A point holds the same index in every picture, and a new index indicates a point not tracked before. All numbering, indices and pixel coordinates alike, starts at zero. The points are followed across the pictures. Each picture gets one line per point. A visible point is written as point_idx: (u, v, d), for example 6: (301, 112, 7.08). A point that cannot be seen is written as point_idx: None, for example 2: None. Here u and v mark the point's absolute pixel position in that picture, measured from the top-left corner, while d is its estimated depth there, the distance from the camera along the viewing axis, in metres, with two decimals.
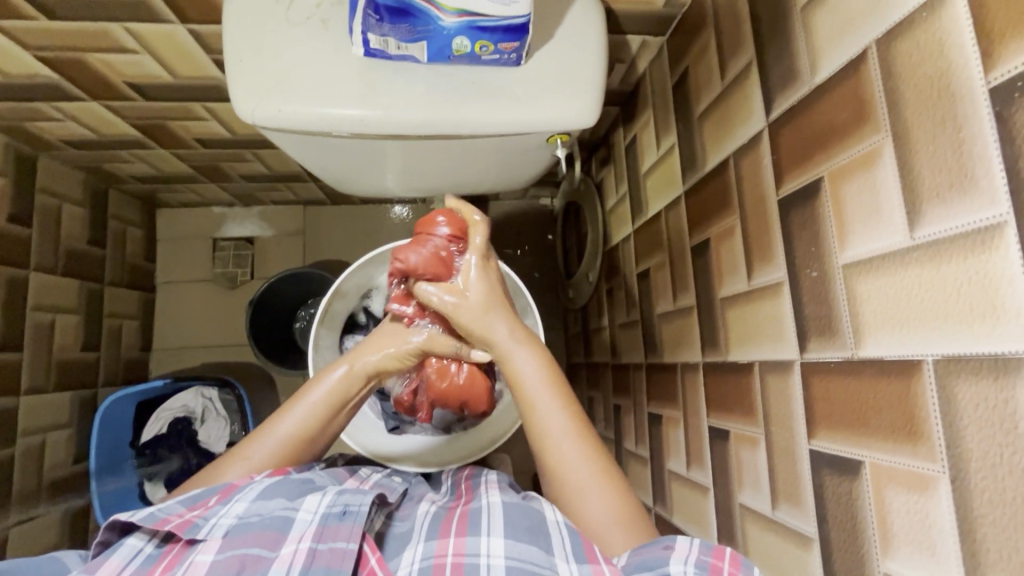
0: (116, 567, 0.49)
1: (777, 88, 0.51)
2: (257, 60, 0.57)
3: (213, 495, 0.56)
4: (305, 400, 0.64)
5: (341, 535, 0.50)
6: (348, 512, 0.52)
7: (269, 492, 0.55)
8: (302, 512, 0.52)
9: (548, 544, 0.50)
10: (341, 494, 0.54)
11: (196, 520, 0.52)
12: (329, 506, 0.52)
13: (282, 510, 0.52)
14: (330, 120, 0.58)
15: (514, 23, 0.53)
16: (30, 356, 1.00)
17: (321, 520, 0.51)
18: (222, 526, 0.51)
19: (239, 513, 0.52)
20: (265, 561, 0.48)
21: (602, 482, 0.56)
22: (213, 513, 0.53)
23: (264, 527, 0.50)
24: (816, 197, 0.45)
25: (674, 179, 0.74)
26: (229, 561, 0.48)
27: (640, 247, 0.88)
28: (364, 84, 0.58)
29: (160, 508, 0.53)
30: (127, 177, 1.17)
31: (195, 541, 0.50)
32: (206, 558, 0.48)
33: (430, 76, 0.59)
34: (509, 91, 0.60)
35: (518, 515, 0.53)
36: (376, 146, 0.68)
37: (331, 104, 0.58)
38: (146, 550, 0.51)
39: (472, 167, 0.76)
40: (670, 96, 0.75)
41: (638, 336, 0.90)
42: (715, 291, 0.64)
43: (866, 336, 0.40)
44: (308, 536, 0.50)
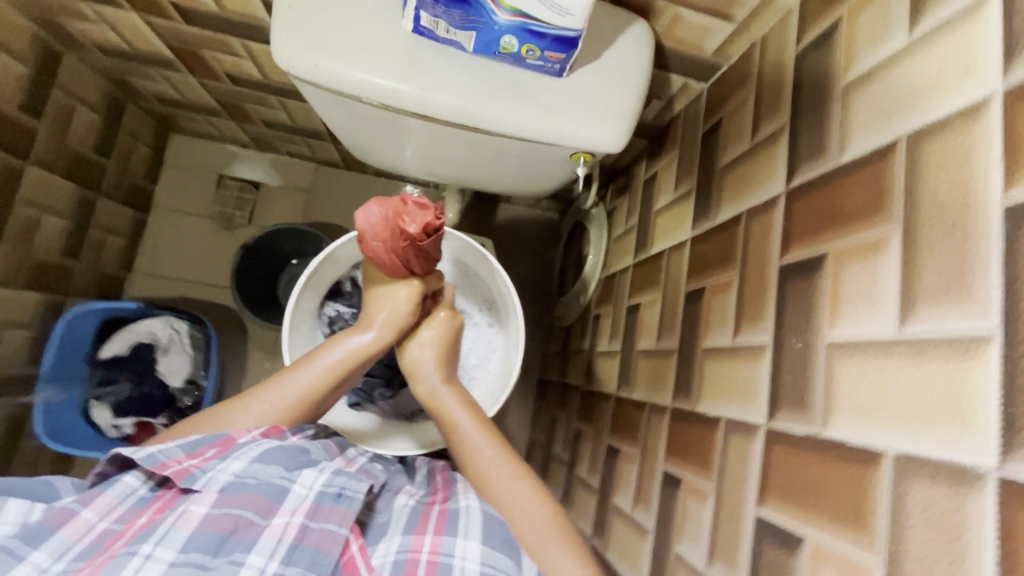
0: (110, 503, 0.50)
1: (802, 158, 0.51)
2: (306, 10, 0.57)
3: (211, 446, 0.56)
4: (313, 362, 0.64)
5: (334, 518, 0.51)
6: (343, 495, 0.53)
7: (267, 456, 0.55)
8: (298, 485, 0.53)
9: (517, 560, 0.52)
10: (337, 475, 0.55)
11: (193, 471, 0.53)
12: (325, 486, 0.53)
13: (278, 479, 0.53)
14: (364, 86, 0.58)
15: (564, 35, 0.53)
16: (8, 248, 0.98)
17: (317, 498, 0.52)
18: (218, 481, 0.51)
19: (235, 472, 0.53)
20: (257, 527, 0.49)
21: (532, 493, 0.58)
22: (210, 466, 0.53)
23: (259, 492, 0.51)
24: (816, 272, 0.46)
25: (684, 223, 0.74)
26: (221, 520, 0.48)
27: (636, 281, 0.89)
28: (405, 59, 0.58)
29: (162, 450, 0.54)
30: (148, 94, 1.15)
31: (188, 491, 0.51)
32: (199, 510, 0.48)
33: (472, 67, 0.59)
34: (545, 101, 0.60)
35: (496, 526, 0.55)
36: (402, 122, 0.68)
37: (369, 70, 0.57)
38: (140, 492, 0.53)
39: (493, 167, 0.77)
40: (698, 143, 0.75)
41: (614, 367, 0.91)
42: (698, 341, 0.64)
43: (834, 417, 0.41)
44: (302, 511, 0.50)
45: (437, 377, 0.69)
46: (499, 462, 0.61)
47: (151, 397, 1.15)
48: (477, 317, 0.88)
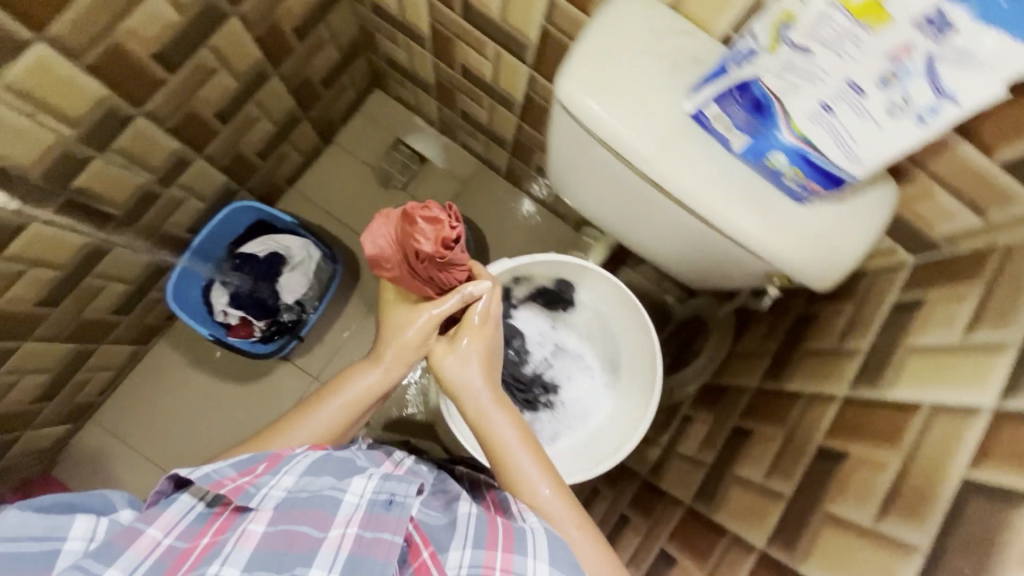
0: (171, 520, 0.61)
1: (1003, 386, 0.59)
2: (611, 69, 0.71)
3: (261, 461, 0.66)
4: (359, 377, 0.78)
5: (387, 526, 0.60)
6: (393, 502, 0.63)
7: (315, 468, 0.66)
8: (349, 494, 0.63)
9: None
10: (385, 482, 0.65)
11: (248, 488, 0.63)
12: (375, 494, 0.64)
13: (328, 490, 0.63)
14: (628, 145, 0.71)
15: (838, 176, 0.65)
16: (226, 133, 1.13)
17: (368, 507, 0.62)
18: (271, 497, 0.62)
19: (285, 487, 0.64)
20: (314, 539, 0.59)
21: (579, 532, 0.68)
22: (262, 483, 0.64)
23: (315, 506, 0.61)
24: (997, 504, 0.54)
25: (840, 380, 0.82)
26: (280, 534, 0.59)
27: (759, 412, 0.97)
28: (667, 137, 0.71)
29: (215, 470, 0.64)
30: (384, 54, 1.32)
31: (245, 508, 0.62)
32: (256, 528, 0.59)
33: (732, 172, 0.71)
34: (789, 228, 0.71)
35: (559, 547, 0.62)
36: (631, 186, 0.80)
37: (638, 135, 0.71)
38: (196, 508, 0.63)
39: (678, 247, 0.88)
40: (875, 313, 0.83)
41: (694, 481, 1.00)
42: (826, 505, 0.72)
43: None
44: (357, 522, 0.60)
45: (478, 379, 0.78)
46: (526, 454, 0.72)
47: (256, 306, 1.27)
48: (594, 370, 1.11)
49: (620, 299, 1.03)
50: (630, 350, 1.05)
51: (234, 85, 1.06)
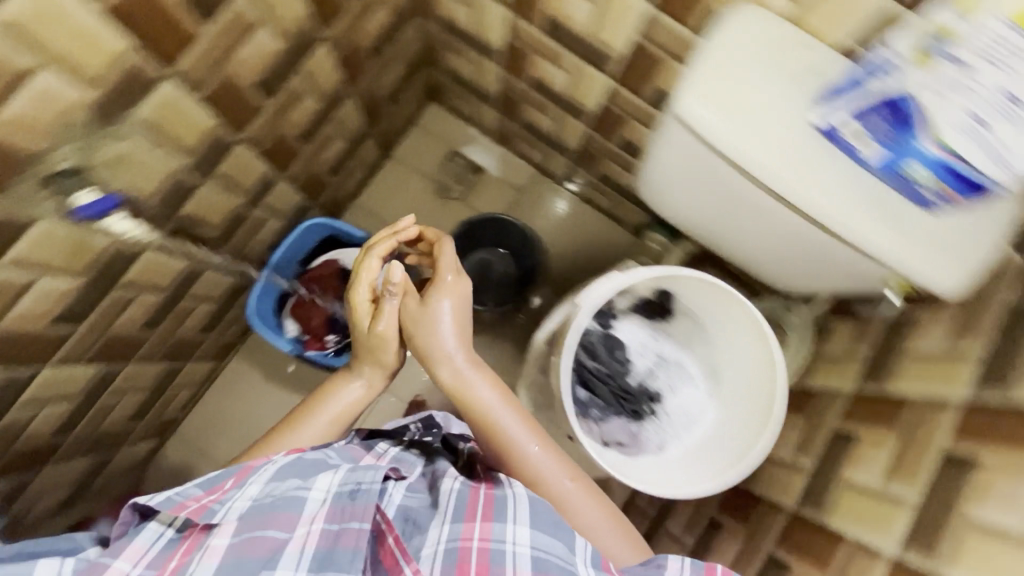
0: (140, 549, 0.67)
1: None
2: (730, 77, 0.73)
3: (227, 479, 0.75)
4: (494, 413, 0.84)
5: (355, 513, 0.69)
6: (358, 491, 0.72)
7: (282, 473, 0.74)
8: (314, 490, 0.72)
9: (567, 543, 0.71)
10: (352, 473, 0.74)
11: (212, 506, 0.70)
12: (339, 487, 0.72)
13: (295, 490, 0.71)
14: (755, 154, 0.72)
15: (985, 182, 0.62)
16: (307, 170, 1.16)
17: (334, 499, 0.71)
18: (232, 511, 0.69)
19: (250, 496, 0.71)
20: (283, 541, 0.67)
21: (589, 498, 0.83)
22: (225, 500, 0.71)
23: (280, 510, 0.69)
24: None
25: (951, 379, 0.77)
26: (241, 542, 0.66)
27: (853, 410, 0.91)
28: (814, 163, 0.72)
29: (178, 493, 0.71)
30: (453, 72, 1.24)
31: (210, 525, 0.69)
32: (219, 543, 0.66)
33: (912, 226, 0.71)
34: (949, 243, 0.72)
35: (541, 511, 0.73)
36: (754, 215, 0.83)
37: (767, 152, 0.72)
38: (166, 535, 0.69)
39: (762, 240, 0.88)
40: (982, 305, 0.79)
41: (798, 484, 0.94)
42: (956, 506, 0.68)
43: None
44: (322, 517, 0.69)
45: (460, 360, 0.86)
46: (561, 474, 0.83)
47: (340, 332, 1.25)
48: (696, 381, 1.08)
49: (744, 322, 0.97)
50: (733, 364, 1.02)
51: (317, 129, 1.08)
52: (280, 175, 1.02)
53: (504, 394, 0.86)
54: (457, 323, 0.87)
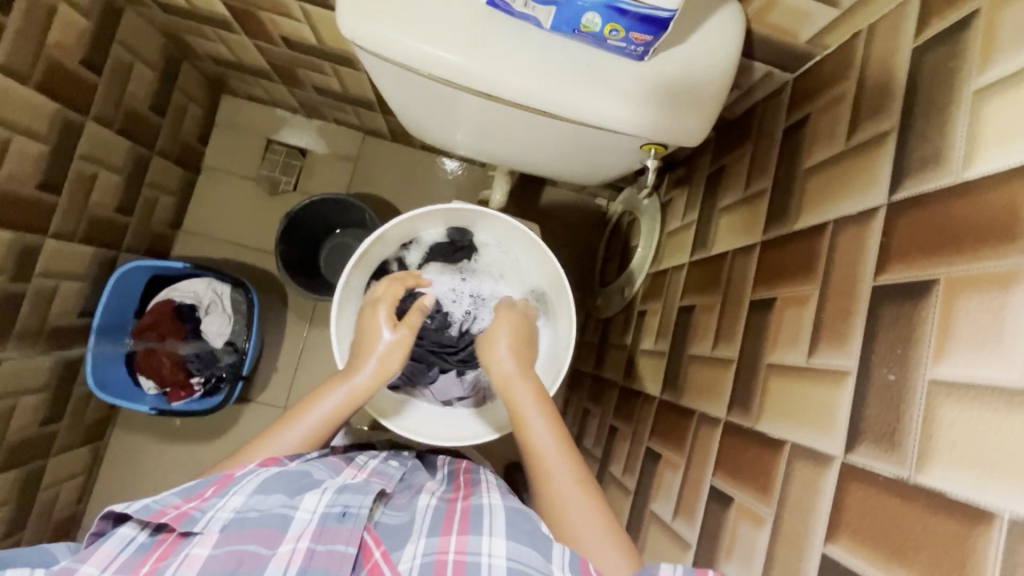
0: (108, 556, 0.48)
1: (911, 168, 0.46)
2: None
3: (209, 485, 0.55)
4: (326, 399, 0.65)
5: (339, 538, 0.52)
6: (347, 513, 0.54)
7: (267, 486, 0.55)
8: (300, 510, 0.53)
9: (545, 550, 0.51)
10: (339, 494, 0.56)
11: (193, 512, 0.51)
12: (329, 506, 0.54)
13: (280, 508, 0.53)
14: (428, 59, 0.55)
15: (654, 15, 0.50)
16: (66, 202, 0.99)
17: (321, 521, 0.53)
18: (218, 519, 0.51)
19: (236, 507, 0.52)
20: (262, 559, 0.49)
21: (582, 492, 0.57)
22: (209, 505, 0.52)
23: (262, 524, 0.51)
24: (915, 302, 0.42)
25: (755, 227, 0.70)
26: (226, 556, 0.48)
27: (690, 281, 0.85)
28: (521, 53, 0.55)
29: (157, 499, 0.53)
30: (204, 54, 1.16)
31: (190, 533, 0.50)
32: (200, 552, 0.48)
33: (630, 83, 0.56)
34: (670, 95, 0.57)
35: (519, 518, 0.54)
36: (498, 116, 0.67)
37: (442, 47, 0.55)
38: (139, 539, 0.50)
39: (541, 147, 0.73)
40: (777, 139, 0.70)
41: (660, 368, 0.88)
42: (763, 355, 0.60)
43: (930, 463, 0.37)
44: (307, 536, 0.51)
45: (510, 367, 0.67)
46: (563, 464, 0.58)
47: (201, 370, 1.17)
48: None
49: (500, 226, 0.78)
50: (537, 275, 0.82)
51: (43, 147, 0.91)
52: (46, 233, 0.96)
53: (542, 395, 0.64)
54: (518, 360, 0.67)
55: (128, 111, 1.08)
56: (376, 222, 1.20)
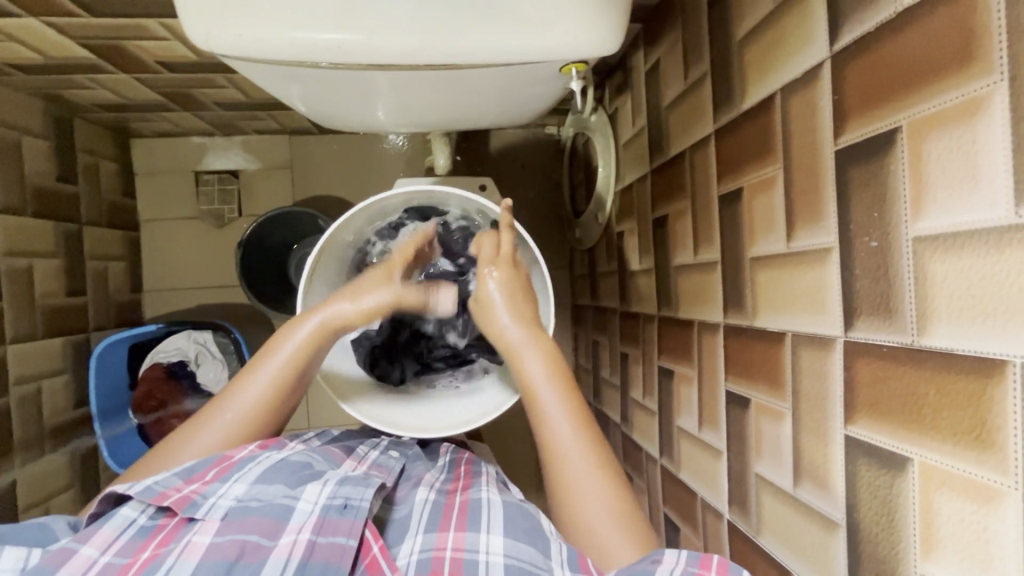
0: (109, 537, 0.50)
1: (848, 9, 0.41)
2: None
3: (209, 468, 0.57)
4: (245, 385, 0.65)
5: (340, 530, 0.51)
6: (349, 506, 0.53)
7: (268, 477, 0.56)
8: (302, 502, 0.53)
9: (545, 547, 0.52)
10: (341, 486, 0.55)
11: (195, 497, 0.53)
12: (330, 498, 0.53)
13: (281, 499, 0.53)
14: (303, 46, 0.49)
15: None
16: (12, 304, 0.94)
17: (322, 512, 0.52)
18: (220, 507, 0.53)
19: (238, 495, 0.54)
20: (264, 549, 0.49)
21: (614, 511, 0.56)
22: (211, 491, 0.54)
23: (264, 515, 0.51)
24: (884, 156, 0.38)
25: (704, 115, 0.65)
26: (228, 545, 0.48)
27: (657, 190, 0.80)
28: (398, 8, 0.49)
29: (158, 481, 0.55)
30: (90, 104, 1.07)
31: (192, 518, 0.52)
32: (202, 539, 0.49)
33: (526, 5, 0.50)
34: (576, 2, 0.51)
35: (517, 517, 0.55)
36: (406, 83, 0.61)
37: (312, 27, 0.49)
38: (138, 522, 0.53)
39: (468, 100, 0.67)
40: (703, 14, 0.64)
41: (651, 286, 0.85)
42: (745, 250, 0.57)
43: (932, 324, 0.35)
44: (309, 528, 0.50)
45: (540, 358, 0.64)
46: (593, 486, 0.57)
47: None
48: None
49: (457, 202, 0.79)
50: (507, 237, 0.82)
51: None
52: (6, 341, 0.92)
53: (575, 406, 0.62)
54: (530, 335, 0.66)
55: (36, 191, 1.01)
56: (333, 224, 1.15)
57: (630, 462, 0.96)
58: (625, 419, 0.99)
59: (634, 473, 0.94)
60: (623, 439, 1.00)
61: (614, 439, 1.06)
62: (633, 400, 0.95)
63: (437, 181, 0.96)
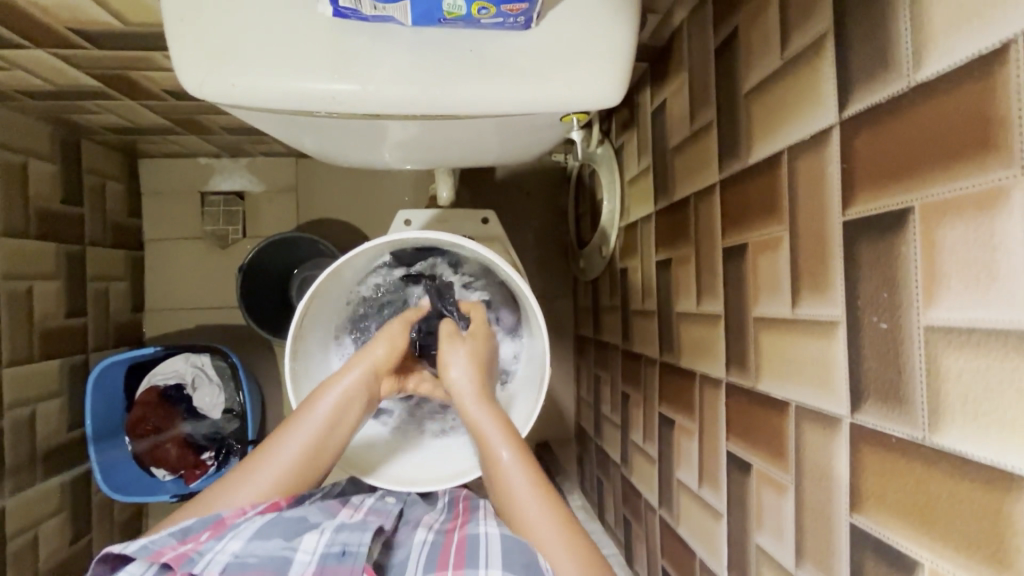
0: None
1: (858, 76, 0.39)
2: (199, 22, 0.46)
3: (205, 530, 0.56)
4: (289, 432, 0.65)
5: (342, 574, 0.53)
6: (346, 552, 0.55)
7: (265, 531, 0.55)
8: (300, 552, 0.54)
9: None
10: (337, 533, 0.57)
11: (192, 554, 0.51)
12: (327, 546, 0.55)
13: (281, 550, 0.54)
14: (297, 95, 0.48)
15: None
16: (10, 327, 0.94)
17: (321, 561, 0.54)
18: (218, 561, 0.51)
19: (234, 550, 0.52)
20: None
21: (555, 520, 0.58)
22: (207, 547, 0.52)
23: (264, 567, 0.52)
24: (896, 235, 0.36)
25: (709, 164, 0.63)
26: None
27: (661, 232, 0.79)
28: (393, 60, 0.48)
29: (154, 539, 0.54)
30: (98, 127, 1.07)
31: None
32: None
33: (524, 58, 0.49)
34: (578, 54, 0.49)
35: (514, 547, 0.55)
36: (405, 127, 0.60)
37: (306, 78, 0.48)
38: None
39: (467, 142, 0.66)
40: (710, 61, 0.62)
41: (653, 328, 0.83)
42: (748, 308, 0.55)
43: (945, 422, 0.33)
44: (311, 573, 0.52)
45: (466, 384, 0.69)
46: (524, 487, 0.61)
47: (207, 446, 1.15)
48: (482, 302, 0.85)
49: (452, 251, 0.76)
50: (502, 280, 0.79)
51: None
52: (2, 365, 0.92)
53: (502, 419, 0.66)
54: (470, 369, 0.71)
55: (40, 214, 1.01)
56: (335, 250, 1.14)
57: (629, 506, 0.93)
58: (625, 461, 0.96)
59: (632, 519, 0.91)
60: (622, 480, 0.97)
61: (613, 479, 1.03)
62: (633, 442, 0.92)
63: (438, 213, 0.95)
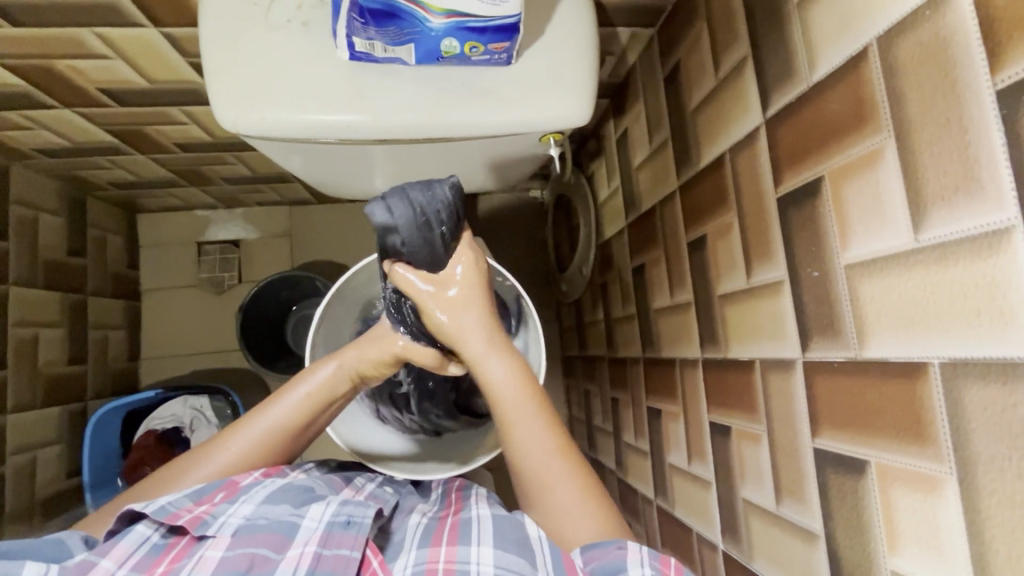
0: (124, 554, 0.52)
1: (773, 84, 0.50)
2: (235, 70, 0.55)
3: (218, 490, 0.58)
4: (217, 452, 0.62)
5: (345, 543, 0.53)
6: (352, 521, 0.55)
7: (276, 497, 0.58)
8: (308, 519, 0.55)
9: (531, 556, 0.51)
10: (344, 505, 0.56)
11: (206, 517, 0.55)
12: (333, 515, 0.55)
13: (287, 516, 0.55)
14: (317, 126, 0.57)
15: (504, 23, 0.52)
16: (15, 374, 0.97)
17: (327, 528, 0.53)
18: (230, 524, 0.54)
19: (246, 514, 0.55)
20: (273, 562, 0.51)
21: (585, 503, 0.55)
22: (221, 510, 0.56)
23: (271, 530, 0.53)
24: (816, 198, 0.45)
25: (668, 174, 0.73)
26: (238, 557, 0.50)
27: (634, 241, 0.88)
28: (398, 92, 0.57)
29: (171, 501, 0.56)
30: (104, 183, 1.15)
31: (203, 536, 0.54)
32: (214, 553, 0.51)
33: (508, 88, 0.59)
34: (550, 84, 0.60)
35: (505, 529, 0.55)
36: (404, 152, 0.69)
37: (326, 112, 0.57)
38: (152, 539, 0.54)
39: (458, 166, 0.75)
40: (661, 89, 0.74)
41: (634, 330, 0.91)
42: (713, 288, 0.64)
43: (869, 336, 0.41)
44: (315, 540, 0.52)
45: (482, 347, 0.59)
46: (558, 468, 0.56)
47: None
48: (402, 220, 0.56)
49: None
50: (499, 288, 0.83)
51: None
52: (6, 410, 0.94)
53: (522, 372, 0.59)
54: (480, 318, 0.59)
55: (48, 264, 1.06)
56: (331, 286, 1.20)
57: (628, 507, 0.97)
58: (620, 464, 1.00)
59: (632, 519, 0.94)
60: (619, 484, 1.01)
61: (610, 485, 1.06)
62: (625, 443, 0.97)
63: None
